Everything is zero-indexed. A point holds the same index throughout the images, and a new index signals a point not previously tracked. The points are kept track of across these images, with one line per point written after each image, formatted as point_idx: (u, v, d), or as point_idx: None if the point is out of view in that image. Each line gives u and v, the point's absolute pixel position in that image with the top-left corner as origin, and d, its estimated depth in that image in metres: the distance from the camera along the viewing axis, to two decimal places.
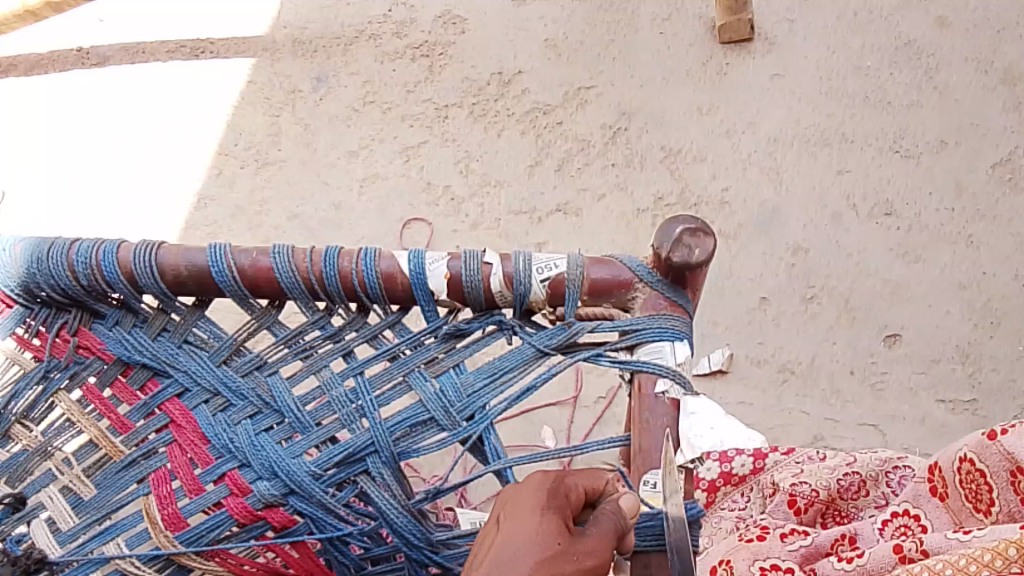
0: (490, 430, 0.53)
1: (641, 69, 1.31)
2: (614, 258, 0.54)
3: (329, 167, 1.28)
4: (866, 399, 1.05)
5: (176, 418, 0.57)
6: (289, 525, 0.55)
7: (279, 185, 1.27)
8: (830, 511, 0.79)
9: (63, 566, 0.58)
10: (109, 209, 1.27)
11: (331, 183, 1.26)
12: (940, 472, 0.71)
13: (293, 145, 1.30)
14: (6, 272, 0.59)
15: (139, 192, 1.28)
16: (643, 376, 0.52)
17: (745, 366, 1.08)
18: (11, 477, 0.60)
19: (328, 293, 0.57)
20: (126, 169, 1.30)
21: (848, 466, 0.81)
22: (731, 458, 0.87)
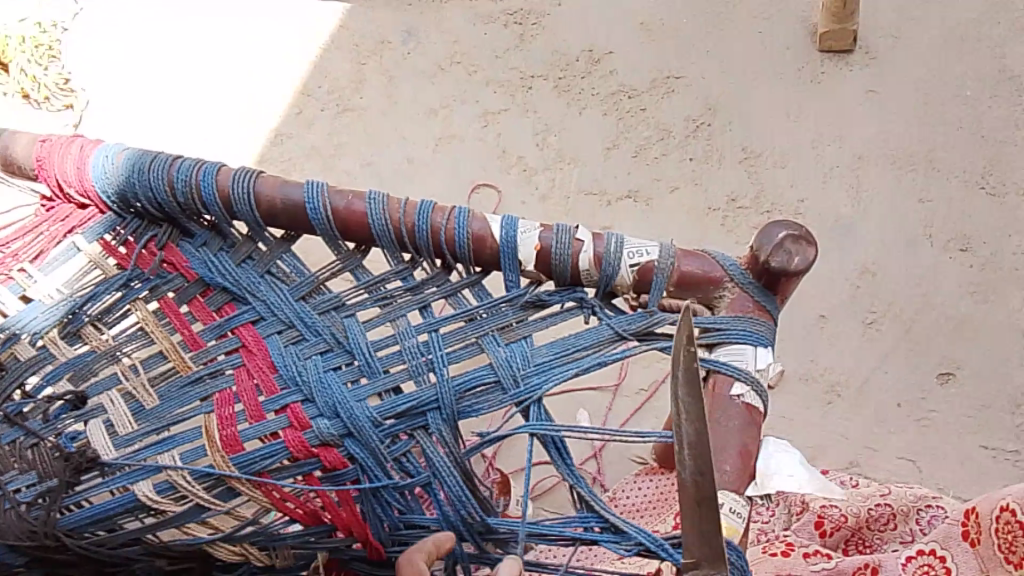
0: (537, 402, 0.52)
1: (734, 66, 1.28)
2: (709, 254, 0.54)
3: (407, 121, 1.28)
4: (908, 432, 1.03)
5: (249, 343, 0.58)
6: (340, 467, 0.55)
7: (357, 131, 1.28)
8: (853, 538, 0.79)
9: (115, 470, 0.57)
10: (186, 130, 1.28)
11: (408, 138, 1.27)
12: (977, 517, 0.68)
13: (376, 94, 1.31)
14: (109, 178, 0.62)
15: (217, 117, 1.29)
16: (719, 377, 0.50)
17: (796, 383, 1.06)
18: (76, 376, 0.61)
19: (416, 246, 0.57)
20: (207, 93, 1.31)
21: (882, 497, 0.79)
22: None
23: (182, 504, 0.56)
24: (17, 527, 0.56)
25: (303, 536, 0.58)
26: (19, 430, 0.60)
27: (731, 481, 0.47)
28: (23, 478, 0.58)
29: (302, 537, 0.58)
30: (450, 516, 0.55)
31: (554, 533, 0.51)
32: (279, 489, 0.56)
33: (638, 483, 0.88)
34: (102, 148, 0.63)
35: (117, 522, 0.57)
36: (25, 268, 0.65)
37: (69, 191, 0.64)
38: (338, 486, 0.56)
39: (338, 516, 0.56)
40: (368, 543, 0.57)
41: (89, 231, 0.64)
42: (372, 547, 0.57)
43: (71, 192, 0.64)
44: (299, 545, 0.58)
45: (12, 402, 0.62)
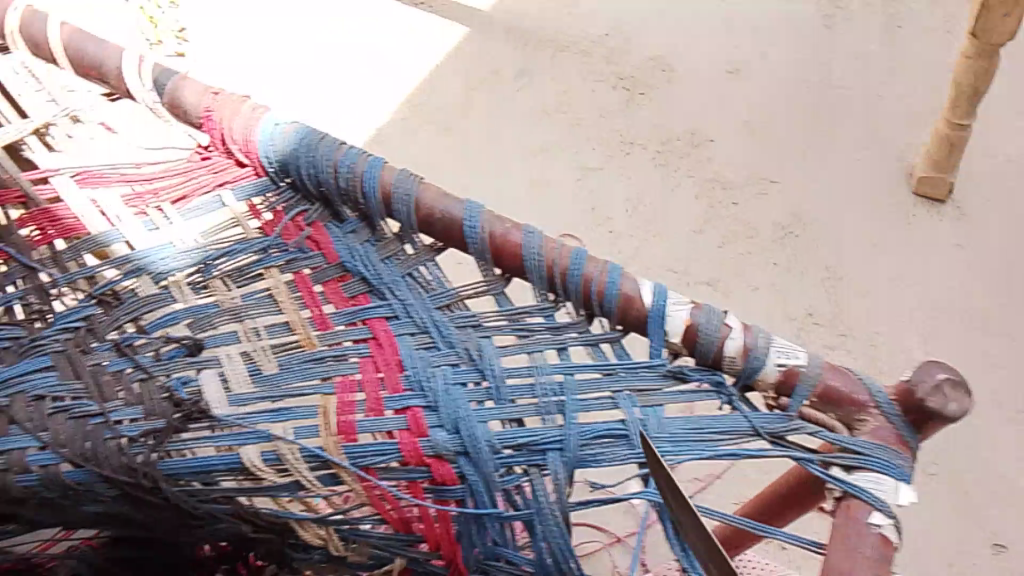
0: (661, 469, 0.52)
1: (829, 184, 1.30)
2: (850, 371, 0.54)
3: (506, 153, 1.30)
4: None
5: (380, 337, 0.58)
6: (448, 483, 0.54)
7: (453, 153, 1.29)
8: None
9: (223, 427, 0.56)
10: (294, 109, 1.30)
11: (502, 172, 1.28)
12: None
13: (477, 120, 1.33)
14: (273, 146, 0.63)
15: (319, 104, 1.33)
16: (854, 501, 0.50)
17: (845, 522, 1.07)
18: (195, 323, 0.61)
19: (565, 290, 0.57)
20: (317, 81, 1.36)
21: None
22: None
23: (284, 478, 0.55)
24: (116, 459, 0.55)
25: (387, 540, 0.56)
26: (128, 360, 0.60)
27: None
28: (127, 410, 0.57)
29: (386, 537, 0.57)
30: (544, 561, 0.54)
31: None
32: (379, 490, 0.54)
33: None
34: (273, 113, 0.64)
35: (213, 477, 0.55)
36: (162, 208, 0.66)
37: (229, 146, 0.65)
38: (439, 501, 0.54)
39: (430, 530, 0.55)
40: (453, 562, 0.56)
41: (240, 189, 0.65)
42: (457, 567, 0.57)
43: (233, 149, 0.65)
44: (378, 544, 0.57)
45: (124, 333, 0.62)
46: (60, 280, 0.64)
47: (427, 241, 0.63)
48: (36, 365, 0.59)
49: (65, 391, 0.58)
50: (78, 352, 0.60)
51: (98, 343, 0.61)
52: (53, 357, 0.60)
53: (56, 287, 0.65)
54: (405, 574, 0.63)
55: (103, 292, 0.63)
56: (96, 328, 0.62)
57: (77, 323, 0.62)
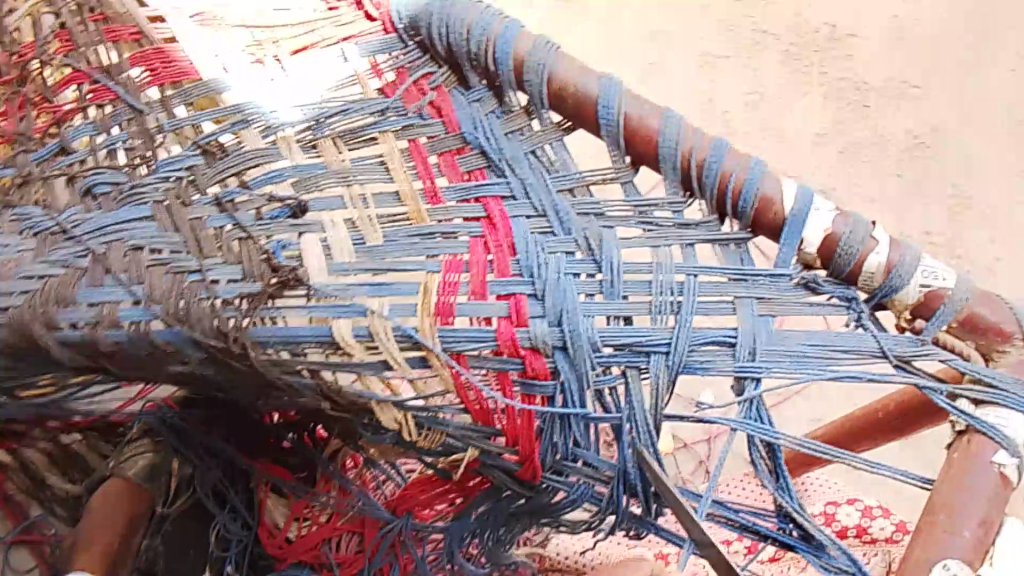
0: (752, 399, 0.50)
1: (971, 94, 1.28)
2: (1000, 300, 0.50)
3: (624, 36, 1.35)
4: None
5: (494, 218, 0.56)
6: (541, 377, 0.52)
7: (567, 39, 1.34)
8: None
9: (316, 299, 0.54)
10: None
11: (622, 56, 1.34)
12: None
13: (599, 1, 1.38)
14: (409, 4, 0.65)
15: None
16: (977, 437, 0.47)
17: None
18: (300, 183, 0.59)
19: (701, 187, 0.54)
20: None
21: None
22: (874, 516, 0.87)
23: (371, 355, 0.53)
24: (206, 322, 0.53)
25: (466, 431, 0.56)
26: (228, 218, 0.58)
27: (968, 550, 0.44)
28: (225, 269, 0.55)
29: (465, 427, 0.56)
30: (627, 468, 0.53)
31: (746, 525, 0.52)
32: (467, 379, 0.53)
33: (743, 483, 0.91)
34: None
35: (302, 348, 0.54)
36: (280, 58, 0.65)
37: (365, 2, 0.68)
38: (526, 397, 0.53)
39: (510, 423, 0.54)
40: (527, 461, 0.56)
41: (365, 45, 0.65)
42: (532, 465, 0.56)
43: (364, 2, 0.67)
44: (455, 435, 0.57)
45: (227, 187, 0.60)
46: (167, 125, 0.62)
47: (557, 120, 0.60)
48: (137, 213, 0.58)
49: (164, 244, 0.57)
50: (178, 204, 0.59)
51: (199, 196, 0.59)
52: (153, 206, 0.59)
53: (161, 133, 0.63)
54: (473, 463, 0.61)
55: (208, 142, 0.61)
56: (198, 180, 0.60)
57: (179, 173, 0.60)
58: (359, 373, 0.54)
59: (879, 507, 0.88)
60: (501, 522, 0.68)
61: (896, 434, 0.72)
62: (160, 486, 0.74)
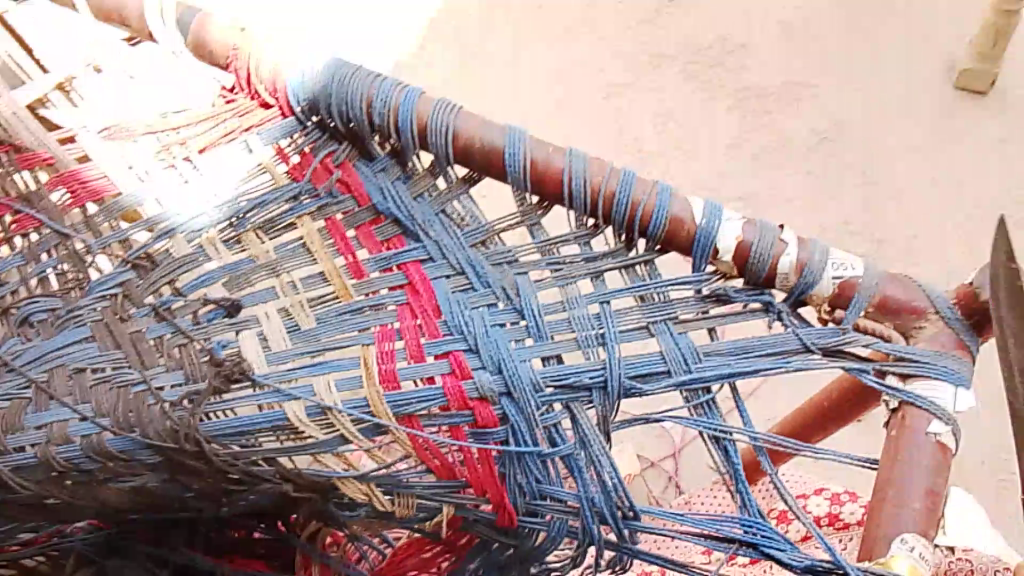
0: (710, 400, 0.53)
1: (868, 83, 1.34)
2: (911, 280, 0.53)
3: (531, 77, 1.38)
4: None
5: (416, 283, 0.58)
6: (490, 426, 0.54)
7: (476, 87, 1.38)
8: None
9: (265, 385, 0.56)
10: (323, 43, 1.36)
11: (532, 96, 1.37)
12: None
13: (501, 45, 1.41)
14: (307, 83, 0.64)
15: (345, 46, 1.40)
16: (910, 408, 0.49)
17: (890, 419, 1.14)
18: (231, 282, 0.60)
19: (611, 218, 0.57)
20: (342, 24, 1.43)
21: None
22: (842, 502, 0.88)
23: (327, 433, 0.54)
24: (160, 424, 0.54)
25: (433, 489, 0.56)
26: (167, 326, 0.59)
27: (921, 520, 0.46)
28: (169, 375, 0.57)
29: (430, 486, 0.56)
30: (591, 495, 0.54)
31: (709, 529, 0.51)
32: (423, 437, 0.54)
33: (712, 491, 0.92)
34: (301, 53, 0.65)
35: (256, 437, 0.55)
36: (190, 157, 0.66)
37: (256, 86, 0.67)
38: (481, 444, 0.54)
39: (472, 473, 0.55)
40: (501, 507, 0.56)
41: (267, 132, 0.65)
42: (506, 511, 0.56)
43: (259, 89, 0.67)
44: (425, 496, 0.57)
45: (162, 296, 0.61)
46: (95, 245, 0.64)
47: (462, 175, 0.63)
48: (77, 334, 0.59)
49: (105, 361, 0.58)
50: (116, 320, 0.59)
51: (136, 309, 0.60)
52: (91, 326, 0.60)
53: (90, 254, 0.64)
54: (456, 522, 0.61)
55: (138, 256, 0.62)
56: (133, 293, 0.61)
57: (113, 290, 0.61)
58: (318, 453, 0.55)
59: (846, 492, 0.90)
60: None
61: (824, 429, 0.77)
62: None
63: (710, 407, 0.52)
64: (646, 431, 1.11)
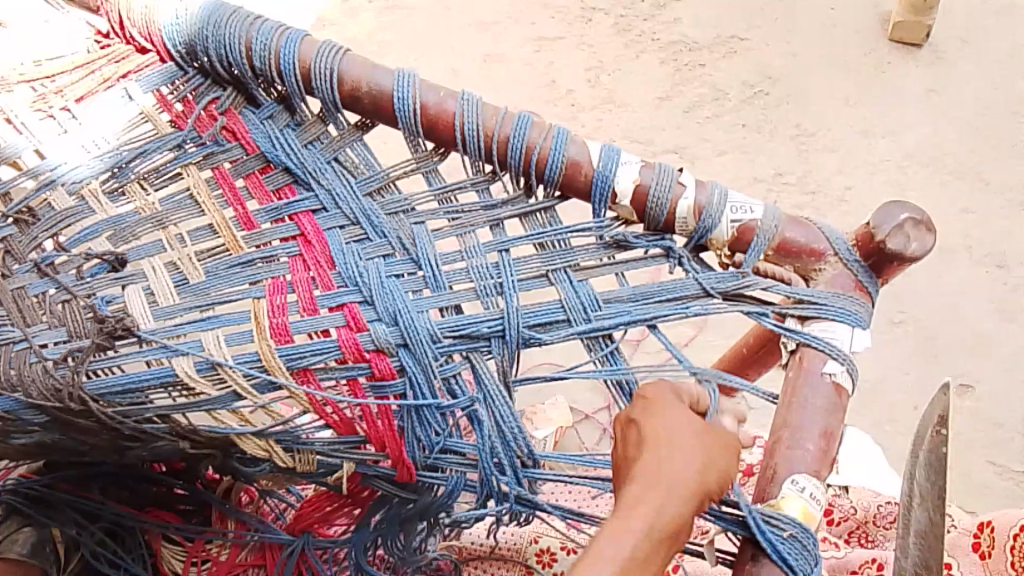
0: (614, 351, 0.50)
1: (800, 35, 1.33)
2: (813, 223, 0.51)
3: (459, 31, 1.34)
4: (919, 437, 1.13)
5: (308, 234, 0.55)
6: (388, 378, 0.51)
7: (404, 41, 1.34)
8: (856, 531, 0.79)
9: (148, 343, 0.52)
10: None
11: (461, 49, 1.33)
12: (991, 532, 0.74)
13: None
14: (182, 26, 0.60)
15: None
16: (807, 351, 0.48)
17: None
18: (116, 236, 0.57)
19: (505, 162, 0.54)
20: None
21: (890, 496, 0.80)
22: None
23: (218, 389, 0.51)
24: (43, 382, 0.51)
25: (333, 444, 0.55)
26: (49, 281, 0.55)
27: (811, 462, 0.45)
28: (51, 333, 0.53)
29: (329, 441, 0.55)
30: (491, 446, 0.52)
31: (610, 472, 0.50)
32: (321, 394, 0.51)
33: None
34: None
35: (147, 395, 0.52)
36: (67, 107, 0.62)
37: (130, 30, 0.63)
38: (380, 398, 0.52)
39: (372, 429, 0.53)
40: (400, 462, 0.54)
41: (146, 79, 0.62)
42: (405, 467, 0.54)
43: (133, 33, 0.63)
44: (324, 451, 0.55)
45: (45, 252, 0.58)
46: None
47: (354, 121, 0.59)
48: None
49: None
50: None
51: (17, 265, 0.57)
52: None
53: None
54: (356, 476, 0.61)
55: (18, 210, 0.58)
56: (13, 249, 0.58)
57: None
58: (212, 409, 0.52)
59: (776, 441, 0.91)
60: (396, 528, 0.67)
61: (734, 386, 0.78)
62: (47, 557, 0.72)
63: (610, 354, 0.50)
64: (577, 390, 1.10)
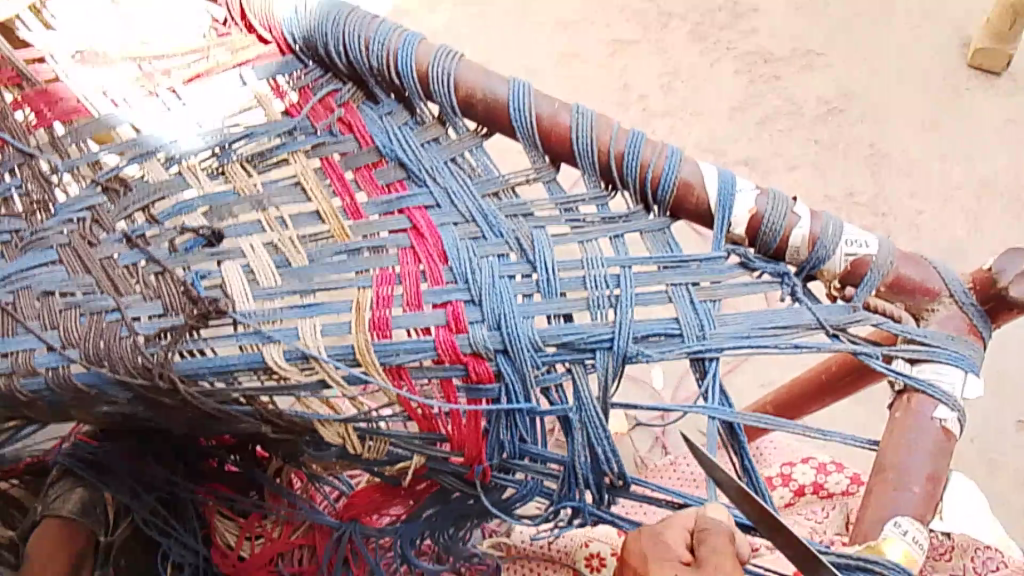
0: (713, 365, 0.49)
1: (877, 53, 1.32)
2: (926, 261, 0.50)
3: (533, 27, 1.34)
4: (979, 474, 1.13)
5: (421, 227, 0.55)
6: (484, 381, 0.51)
7: (478, 32, 1.34)
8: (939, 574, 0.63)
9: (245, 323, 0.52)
10: None
11: (533, 43, 1.33)
12: None
13: None
14: (301, 19, 0.62)
15: None
16: (916, 394, 0.48)
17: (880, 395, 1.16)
18: (213, 212, 0.57)
19: (622, 180, 0.55)
20: None
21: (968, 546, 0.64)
22: (828, 471, 0.82)
23: (307, 376, 0.51)
24: (131, 360, 0.51)
25: (411, 437, 0.54)
26: (140, 253, 0.55)
27: (915, 505, 0.45)
28: (145, 307, 0.53)
29: (408, 435, 0.54)
30: (579, 464, 0.52)
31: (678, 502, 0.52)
32: (409, 388, 0.51)
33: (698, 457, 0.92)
34: None
35: (235, 376, 0.51)
36: (174, 88, 0.63)
37: (252, 20, 0.66)
38: (472, 400, 0.51)
39: (457, 430, 0.53)
40: (475, 463, 0.54)
41: (262, 67, 0.63)
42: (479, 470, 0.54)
43: (256, 25, 0.66)
44: (400, 442, 0.55)
45: (134, 223, 0.58)
46: (62, 167, 0.60)
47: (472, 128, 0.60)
48: (42, 258, 0.56)
49: (74, 286, 0.54)
50: (85, 245, 0.56)
51: (106, 235, 0.57)
52: (58, 250, 0.56)
53: (57, 174, 0.60)
54: (421, 470, 0.59)
55: (108, 179, 0.59)
56: (103, 219, 0.58)
57: (81, 214, 0.58)
58: (299, 394, 0.52)
59: (833, 462, 0.83)
60: (450, 522, 0.68)
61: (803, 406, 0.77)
62: (97, 519, 0.71)
63: (714, 387, 0.49)
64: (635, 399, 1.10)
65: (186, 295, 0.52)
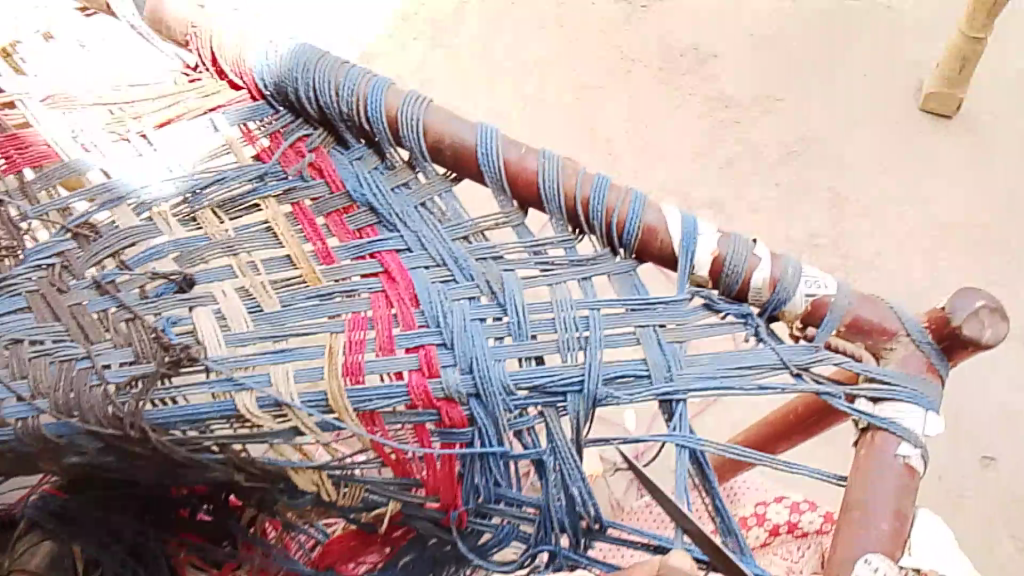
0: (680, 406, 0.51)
1: (834, 98, 1.36)
2: (882, 300, 0.52)
3: (502, 73, 1.37)
4: (945, 507, 1.15)
5: (393, 271, 0.56)
6: (458, 426, 0.51)
7: (447, 78, 1.37)
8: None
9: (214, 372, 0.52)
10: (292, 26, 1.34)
11: (501, 89, 1.36)
12: None
13: (472, 37, 1.40)
14: (272, 64, 0.63)
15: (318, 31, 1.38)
16: (879, 432, 0.49)
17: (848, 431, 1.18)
18: (185, 258, 0.57)
19: (589, 224, 0.56)
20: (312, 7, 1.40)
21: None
22: (801, 511, 0.82)
23: (280, 424, 0.51)
24: (101, 410, 0.51)
25: (385, 484, 0.54)
26: (111, 300, 0.55)
27: (885, 541, 0.45)
28: (115, 354, 0.53)
29: (382, 479, 0.54)
30: (553, 504, 0.53)
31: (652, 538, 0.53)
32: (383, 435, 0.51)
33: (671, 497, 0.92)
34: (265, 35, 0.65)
35: (207, 425, 0.51)
36: (144, 133, 0.63)
37: (220, 63, 0.67)
38: (446, 445, 0.52)
39: (431, 473, 0.53)
40: (450, 505, 0.55)
41: (233, 112, 0.64)
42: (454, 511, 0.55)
43: (226, 70, 0.66)
44: (375, 489, 0.55)
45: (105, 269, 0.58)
46: (31, 213, 0.59)
47: (442, 172, 0.61)
48: (9, 306, 0.55)
49: (43, 335, 0.54)
50: (54, 292, 0.56)
51: (76, 281, 0.57)
52: (27, 297, 0.56)
53: (26, 220, 0.60)
54: (396, 516, 0.59)
55: (78, 224, 0.59)
56: (72, 265, 0.57)
57: (50, 260, 0.58)
58: (271, 443, 0.52)
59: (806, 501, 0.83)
60: (425, 571, 0.68)
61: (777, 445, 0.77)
62: (63, 573, 0.71)
63: (681, 421, 0.50)
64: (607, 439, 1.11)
65: (157, 343, 0.52)
